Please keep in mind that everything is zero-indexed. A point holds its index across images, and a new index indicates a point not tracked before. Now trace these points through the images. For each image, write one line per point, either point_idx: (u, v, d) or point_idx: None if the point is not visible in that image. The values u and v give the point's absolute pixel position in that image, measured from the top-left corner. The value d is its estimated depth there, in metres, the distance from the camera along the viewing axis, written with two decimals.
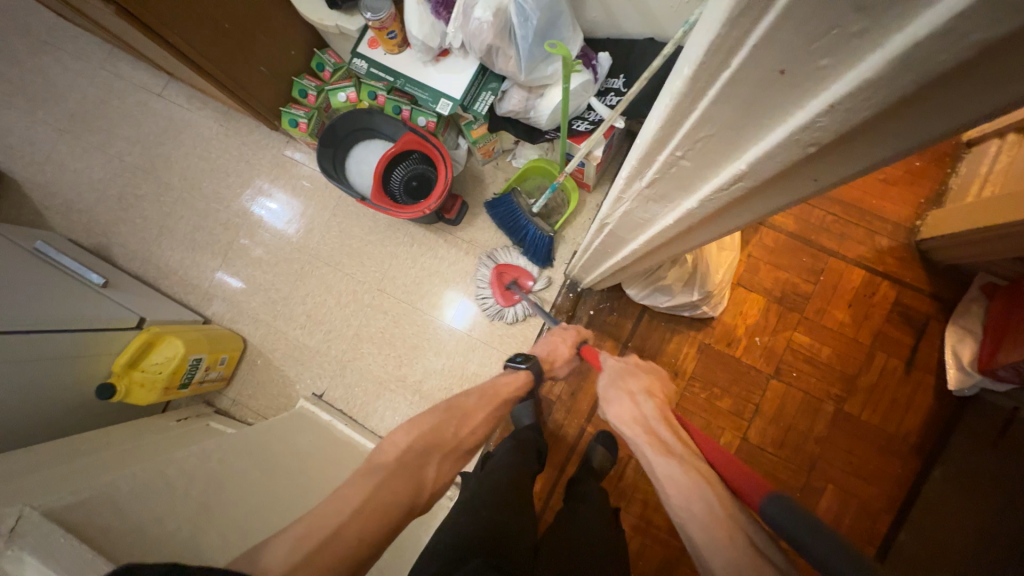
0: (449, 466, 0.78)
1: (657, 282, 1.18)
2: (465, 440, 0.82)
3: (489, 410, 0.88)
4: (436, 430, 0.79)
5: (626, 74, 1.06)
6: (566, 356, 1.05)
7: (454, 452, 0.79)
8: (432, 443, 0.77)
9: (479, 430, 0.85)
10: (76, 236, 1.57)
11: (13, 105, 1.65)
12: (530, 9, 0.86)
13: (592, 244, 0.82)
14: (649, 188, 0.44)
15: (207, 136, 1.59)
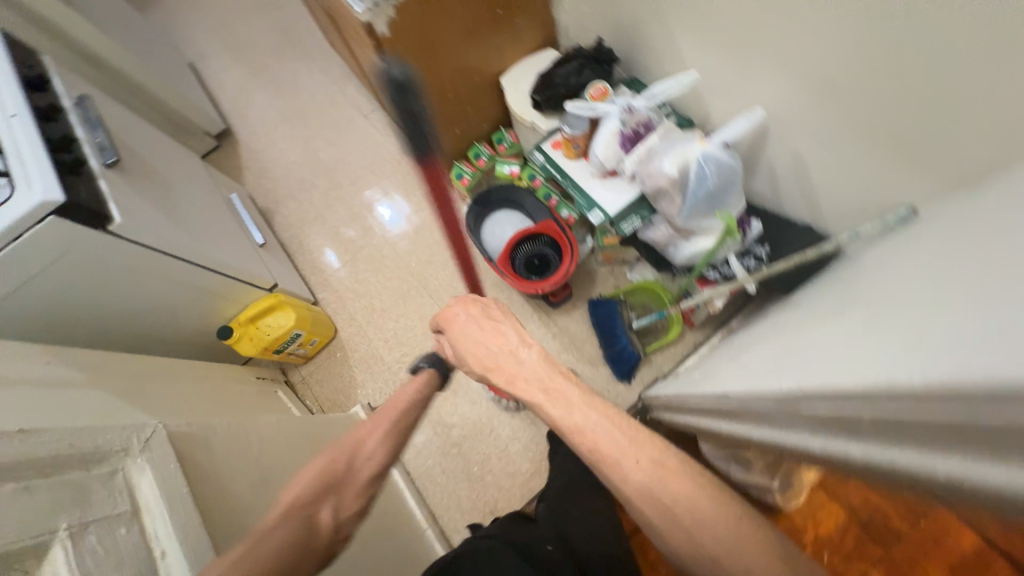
0: (352, 501, 0.73)
1: (737, 452, 1.13)
2: (361, 473, 0.75)
3: (384, 428, 0.80)
4: (319, 475, 0.72)
5: (772, 245, 1.10)
6: None
7: (353, 486, 0.74)
8: (323, 483, 0.72)
9: (379, 454, 0.77)
10: (256, 195, 1.91)
11: (265, 89, 2.12)
12: (709, 175, 0.96)
13: (696, 398, 0.86)
14: (819, 415, 0.51)
15: (384, 159, 1.88)
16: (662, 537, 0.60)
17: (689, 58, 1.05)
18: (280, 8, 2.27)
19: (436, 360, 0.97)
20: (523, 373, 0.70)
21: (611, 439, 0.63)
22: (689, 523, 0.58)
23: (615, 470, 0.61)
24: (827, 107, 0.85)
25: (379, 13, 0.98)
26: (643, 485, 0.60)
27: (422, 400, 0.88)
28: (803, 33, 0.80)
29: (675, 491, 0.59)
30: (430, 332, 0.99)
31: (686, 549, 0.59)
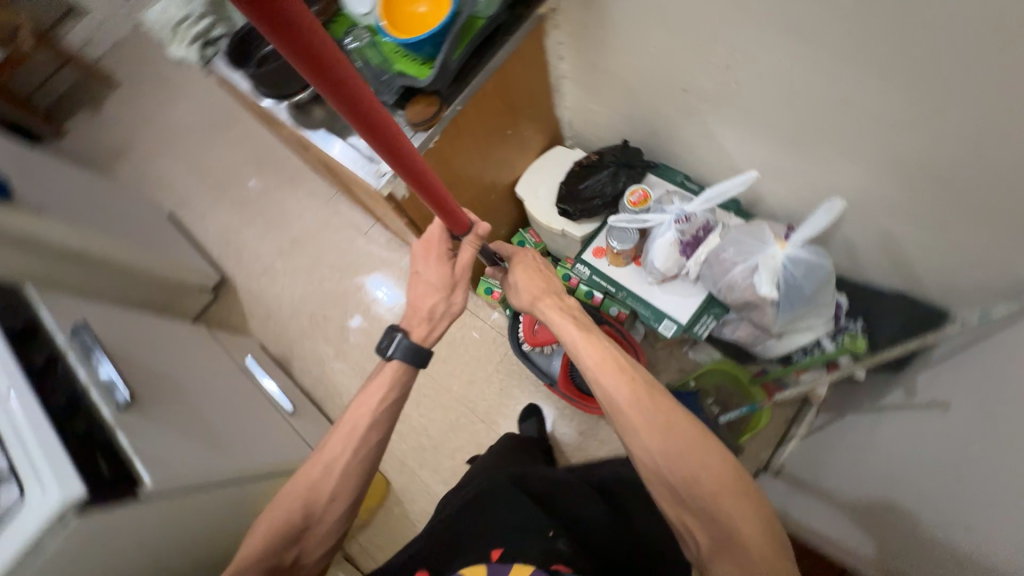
0: (316, 547, 0.78)
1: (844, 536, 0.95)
2: (325, 515, 0.77)
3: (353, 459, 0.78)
4: (280, 522, 0.76)
5: (868, 319, 0.98)
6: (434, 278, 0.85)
7: (319, 528, 0.77)
8: (287, 540, 0.74)
9: (346, 483, 0.78)
10: (267, 343, 1.78)
11: (253, 225, 2.01)
12: (801, 279, 0.85)
13: None
14: None
15: (397, 276, 1.77)
16: (634, 434, 0.70)
17: (735, 149, 0.95)
18: (251, 137, 2.17)
19: (404, 343, 0.83)
20: (557, 309, 0.83)
21: (612, 362, 0.76)
22: (668, 427, 0.69)
23: (612, 376, 0.74)
24: (929, 195, 0.75)
25: (399, 183, 0.89)
26: (632, 396, 0.72)
27: (388, 416, 0.82)
28: (890, 130, 0.71)
29: (659, 407, 0.71)
30: (421, 287, 0.85)
31: (657, 452, 0.67)
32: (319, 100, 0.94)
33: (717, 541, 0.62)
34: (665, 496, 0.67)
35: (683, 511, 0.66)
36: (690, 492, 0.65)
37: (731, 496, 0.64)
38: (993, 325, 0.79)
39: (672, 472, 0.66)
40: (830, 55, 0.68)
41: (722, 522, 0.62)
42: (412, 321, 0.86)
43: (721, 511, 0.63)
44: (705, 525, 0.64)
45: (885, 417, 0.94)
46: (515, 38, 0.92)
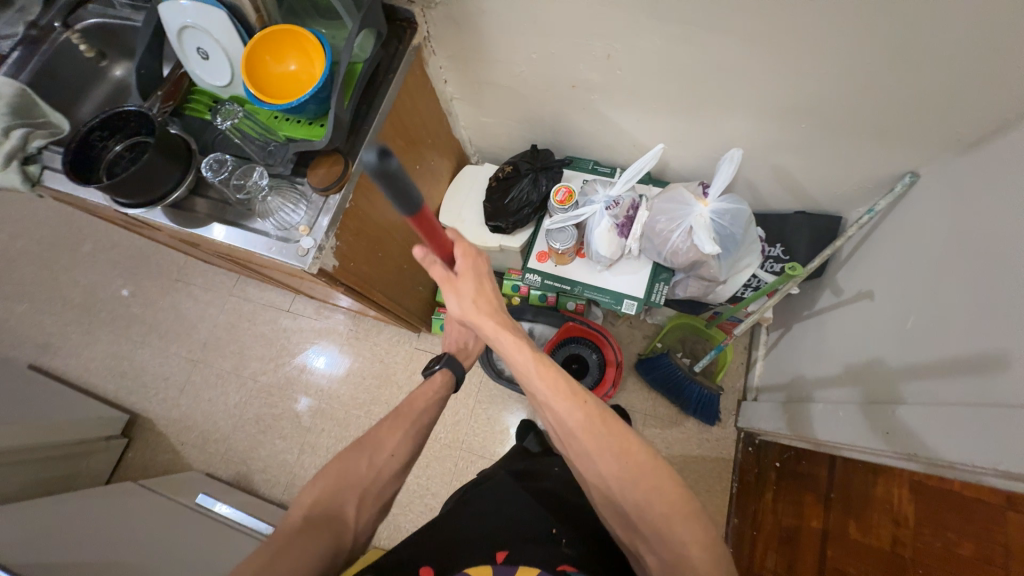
0: (372, 508, 0.67)
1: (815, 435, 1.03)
2: (383, 471, 0.70)
3: (410, 424, 0.75)
4: (341, 471, 0.67)
5: (784, 243, 1.10)
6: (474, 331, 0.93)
7: (375, 485, 0.68)
8: (345, 489, 0.66)
9: (402, 449, 0.72)
10: (215, 468, 1.54)
11: (148, 344, 1.72)
12: (728, 226, 0.93)
13: None
14: None
15: (340, 342, 1.63)
16: (588, 461, 0.67)
17: (634, 128, 1.01)
18: (109, 247, 1.85)
19: (454, 364, 0.85)
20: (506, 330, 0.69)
21: (564, 387, 0.68)
22: (621, 452, 0.66)
23: (564, 404, 0.67)
24: (804, 126, 0.86)
25: (326, 254, 0.80)
26: (585, 422, 0.66)
27: (437, 404, 0.80)
28: (760, 79, 0.79)
29: (611, 433, 0.67)
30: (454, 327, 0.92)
31: (609, 477, 0.66)
32: (201, 192, 0.83)
33: (667, 564, 0.63)
34: (618, 519, 0.69)
35: (637, 534, 0.67)
36: (642, 520, 0.64)
37: (684, 523, 0.63)
38: (876, 215, 0.95)
39: (625, 499, 0.66)
40: (697, 29, 0.74)
41: (671, 548, 0.63)
42: (449, 348, 0.91)
43: (672, 540, 0.63)
44: (656, 549, 0.64)
45: (825, 317, 1.08)
46: (398, 73, 0.88)
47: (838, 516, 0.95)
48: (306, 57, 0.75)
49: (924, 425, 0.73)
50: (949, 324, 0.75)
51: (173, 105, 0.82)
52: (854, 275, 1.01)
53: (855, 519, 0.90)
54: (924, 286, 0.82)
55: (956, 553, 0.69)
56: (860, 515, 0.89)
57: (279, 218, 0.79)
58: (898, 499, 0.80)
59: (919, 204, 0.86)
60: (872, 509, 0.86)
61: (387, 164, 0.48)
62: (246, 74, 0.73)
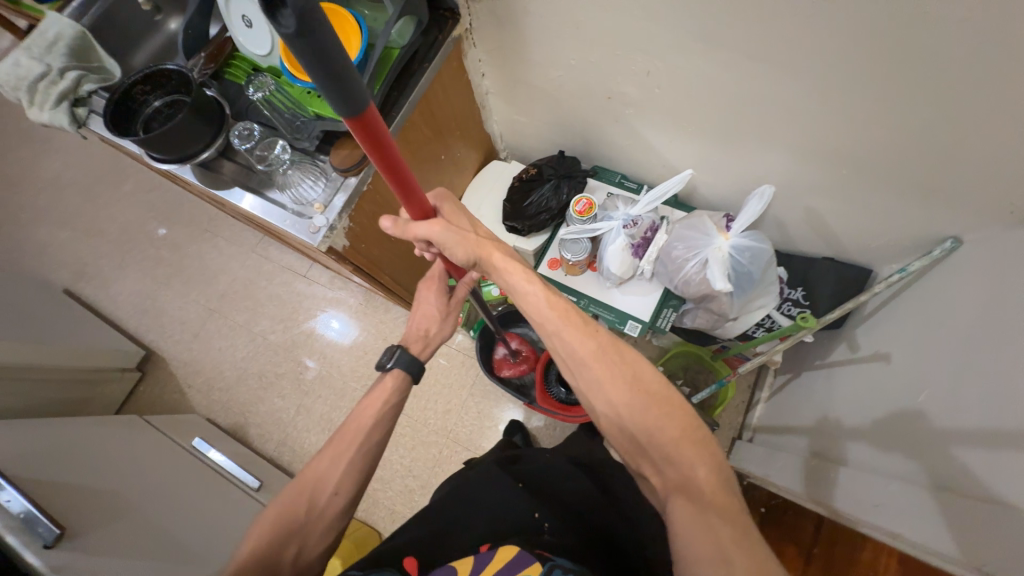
0: (315, 544, 0.71)
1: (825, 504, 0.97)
2: (327, 509, 0.72)
3: (354, 455, 0.76)
4: (283, 515, 0.71)
5: (806, 287, 1.05)
6: (436, 314, 0.91)
7: (319, 524, 0.72)
8: (286, 530, 0.70)
9: (345, 485, 0.74)
10: (215, 415, 1.61)
11: (171, 286, 1.80)
12: (747, 264, 0.90)
13: None
14: None
15: (348, 314, 1.67)
16: (595, 384, 0.65)
17: (666, 148, 0.98)
18: (149, 190, 1.93)
19: (405, 358, 0.84)
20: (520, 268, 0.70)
21: (574, 316, 0.68)
22: (629, 378, 0.64)
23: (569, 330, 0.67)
24: (844, 172, 0.81)
25: (336, 234, 0.82)
26: (596, 348, 0.66)
27: (388, 418, 0.80)
28: (801, 117, 0.75)
29: (623, 359, 0.66)
30: (422, 313, 0.92)
31: (615, 400, 0.64)
32: (229, 156, 0.85)
33: (675, 487, 0.60)
34: (622, 439, 0.65)
35: (640, 456, 0.64)
36: (648, 438, 0.62)
37: (688, 444, 0.61)
38: (908, 276, 0.90)
39: (632, 421, 0.63)
40: (744, 58, 0.70)
41: (676, 469, 0.61)
42: (410, 339, 0.89)
43: (678, 458, 0.60)
44: (659, 469, 0.62)
45: (836, 371, 1.03)
46: (434, 63, 0.87)
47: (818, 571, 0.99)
48: (344, 38, 0.75)
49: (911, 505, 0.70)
50: (962, 404, 0.70)
51: (214, 68, 0.84)
52: (874, 333, 0.96)
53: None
54: (944, 360, 0.77)
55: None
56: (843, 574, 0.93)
57: (298, 191, 0.81)
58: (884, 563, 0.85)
59: (957, 272, 0.80)
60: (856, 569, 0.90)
61: (297, 10, 0.31)
62: (282, 49, 0.73)
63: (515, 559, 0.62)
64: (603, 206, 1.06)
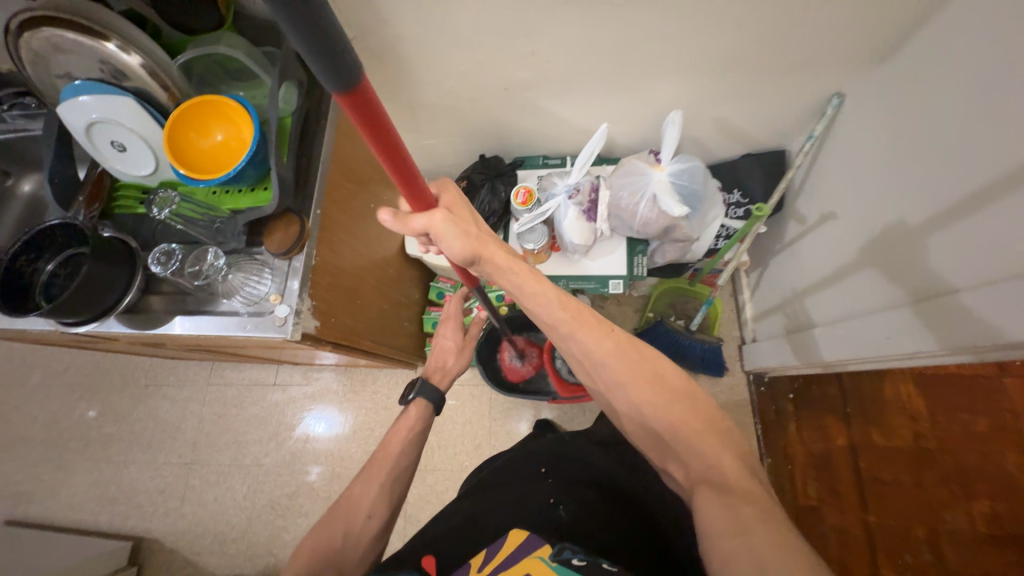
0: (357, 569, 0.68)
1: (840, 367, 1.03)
2: (363, 534, 0.71)
3: (382, 479, 0.76)
4: (322, 543, 0.69)
5: (741, 187, 1.14)
6: (452, 349, 0.98)
7: (357, 551, 0.69)
8: (325, 560, 0.66)
9: (378, 507, 0.73)
10: (241, 568, 1.45)
11: (132, 459, 1.60)
12: (687, 185, 0.96)
13: None
14: None
15: (338, 400, 1.57)
16: (613, 383, 0.67)
17: (574, 114, 1.03)
18: (63, 371, 1.71)
19: (426, 389, 0.89)
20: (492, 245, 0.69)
21: (588, 315, 0.68)
22: (653, 379, 0.65)
23: (590, 328, 0.67)
24: (732, 74, 0.89)
25: (306, 317, 0.77)
26: (613, 348, 0.67)
27: (415, 442, 0.83)
28: (678, 43, 0.82)
29: (643, 358, 0.67)
30: (440, 345, 0.99)
31: (639, 403, 0.65)
32: (153, 289, 0.78)
33: (698, 478, 0.59)
34: (644, 438, 0.67)
35: (665, 453, 0.65)
36: (673, 438, 0.62)
37: (716, 436, 0.61)
38: (817, 140, 1.00)
39: (655, 419, 0.64)
40: (615, 7, 0.75)
41: (698, 459, 0.60)
42: (431, 372, 0.96)
43: (701, 452, 0.60)
44: (682, 462, 0.62)
45: (796, 247, 1.12)
46: (331, 116, 0.85)
47: (860, 428, 1.00)
48: (232, 124, 0.71)
49: (910, 324, 0.76)
50: (911, 223, 0.79)
51: (100, 207, 0.77)
52: (813, 200, 1.05)
53: (878, 427, 0.95)
54: (878, 192, 0.86)
55: (976, 431, 0.74)
56: (881, 423, 0.94)
57: (246, 293, 0.75)
58: (907, 397, 0.87)
59: (853, 120, 0.91)
60: (890, 414, 0.92)
61: None
62: (171, 157, 0.69)
63: (527, 542, 0.60)
64: (541, 189, 1.08)
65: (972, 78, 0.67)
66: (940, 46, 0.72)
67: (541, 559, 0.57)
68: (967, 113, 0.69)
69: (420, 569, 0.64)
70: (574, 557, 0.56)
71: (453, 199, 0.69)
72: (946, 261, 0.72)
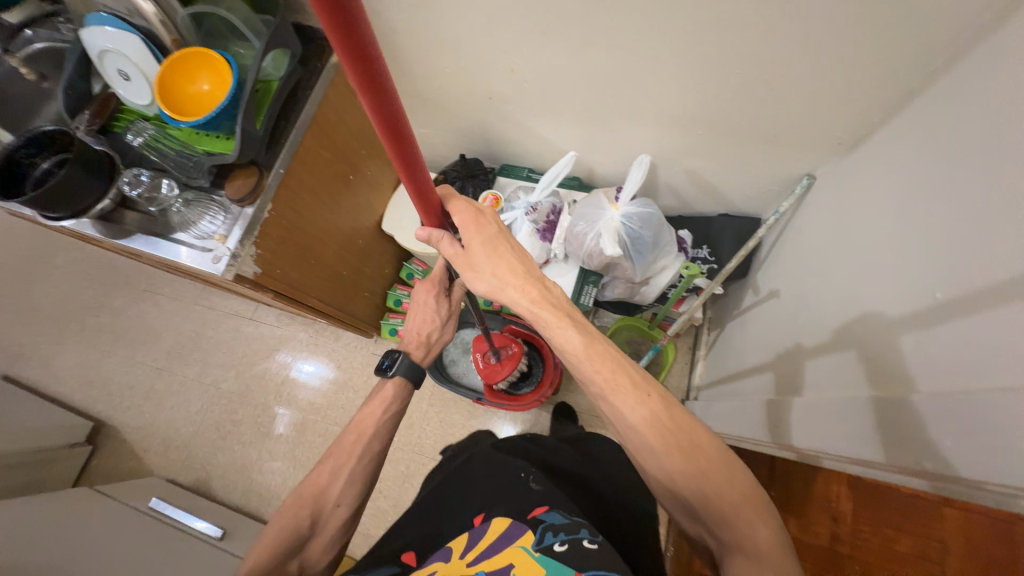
0: (324, 552, 0.72)
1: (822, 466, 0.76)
2: (332, 522, 0.72)
3: (356, 463, 0.74)
4: (289, 528, 0.69)
5: (710, 243, 1.14)
6: (435, 321, 0.88)
7: (326, 536, 0.71)
8: (293, 543, 0.69)
9: (348, 493, 0.73)
10: (175, 474, 1.57)
11: (115, 352, 1.76)
12: (638, 229, 0.96)
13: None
14: None
15: (300, 348, 1.67)
16: (649, 456, 0.61)
17: (553, 135, 1.06)
18: (81, 259, 1.90)
19: (406, 364, 0.82)
20: (515, 275, 0.64)
21: (625, 376, 0.62)
22: (686, 449, 0.60)
23: (625, 394, 0.62)
24: (701, 131, 0.89)
25: (243, 261, 0.85)
26: (649, 417, 0.61)
27: (390, 421, 0.80)
28: (645, 90, 0.84)
29: (680, 427, 0.61)
30: (419, 315, 0.88)
31: (675, 475, 0.60)
32: (128, 206, 0.88)
33: (730, 548, 0.56)
34: (676, 508, 0.63)
35: (693, 521, 0.61)
36: (706, 509, 0.58)
37: (757, 514, 0.56)
38: (783, 215, 0.99)
39: (690, 491, 0.59)
40: (584, 45, 0.78)
41: (734, 533, 0.56)
42: (411, 346, 0.87)
43: (742, 528, 0.55)
44: (712, 532, 0.58)
45: (747, 316, 1.10)
46: (317, 89, 0.92)
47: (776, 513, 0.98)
48: (217, 77, 0.79)
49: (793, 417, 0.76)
50: (828, 319, 0.77)
51: (100, 123, 0.87)
52: (769, 273, 1.03)
53: (795, 518, 0.92)
54: (814, 281, 0.85)
55: None
56: (799, 512, 0.92)
57: (198, 227, 0.84)
58: None
59: (815, 203, 0.89)
60: (812, 507, 0.89)
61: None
62: (158, 94, 0.77)
63: (511, 527, 0.62)
64: (508, 200, 1.14)
65: (904, 189, 0.66)
66: (890, 150, 0.71)
67: (523, 550, 0.59)
68: (892, 223, 0.67)
69: (400, 564, 0.63)
70: (555, 544, 0.58)
71: (474, 214, 0.65)
72: (841, 366, 0.70)
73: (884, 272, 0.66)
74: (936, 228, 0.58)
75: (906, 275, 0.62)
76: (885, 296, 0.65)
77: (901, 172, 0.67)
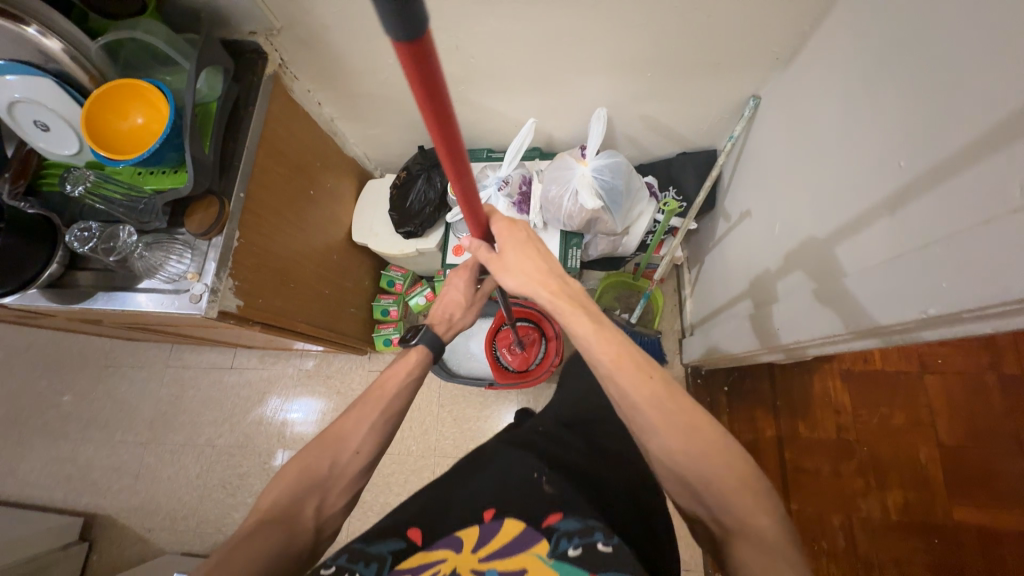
0: (336, 499, 0.66)
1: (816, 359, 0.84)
2: (348, 468, 0.67)
3: (378, 413, 0.71)
4: (305, 470, 0.64)
5: (675, 184, 1.18)
6: (462, 303, 0.90)
7: (340, 484, 0.66)
8: (308, 484, 0.64)
9: (368, 443, 0.69)
10: (190, 545, 1.48)
11: (88, 438, 1.62)
12: (611, 179, 0.99)
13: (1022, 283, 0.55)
14: None
15: (292, 384, 1.60)
16: (652, 434, 0.63)
17: (507, 108, 1.06)
18: (24, 350, 1.73)
19: (429, 336, 0.81)
20: (537, 269, 0.70)
21: (632, 361, 0.65)
22: (688, 432, 0.62)
23: (630, 377, 0.64)
24: (649, 74, 0.93)
25: (223, 295, 0.80)
26: (651, 397, 0.64)
27: (411, 387, 0.76)
28: (590, 40, 0.85)
29: (682, 411, 0.63)
30: (447, 296, 0.90)
31: (675, 455, 0.62)
32: (80, 266, 0.81)
33: (732, 530, 0.58)
34: (677, 490, 0.65)
35: (695, 502, 0.63)
36: (706, 491, 0.60)
37: (755, 500, 0.59)
38: (738, 140, 1.05)
39: (694, 473, 0.61)
40: (525, 6, 0.78)
41: (736, 516, 0.59)
42: (435, 321, 0.87)
43: (737, 506, 0.58)
44: (715, 513, 0.60)
45: (723, 243, 1.16)
46: (259, 104, 0.88)
47: (787, 423, 1.03)
48: (152, 108, 0.74)
49: (792, 317, 0.81)
50: (801, 221, 0.83)
51: (25, 184, 0.80)
52: (736, 198, 1.09)
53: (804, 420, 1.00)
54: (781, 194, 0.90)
55: None
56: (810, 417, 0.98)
57: (165, 270, 0.79)
58: None
59: (764, 122, 0.95)
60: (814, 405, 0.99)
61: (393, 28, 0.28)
62: (88, 136, 0.71)
63: (525, 534, 0.61)
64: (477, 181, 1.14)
65: (846, 84, 0.71)
66: (822, 55, 0.77)
67: (540, 558, 0.58)
68: (838, 118, 0.73)
69: (405, 539, 0.61)
70: (569, 549, 0.59)
71: (508, 222, 0.72)
72: (823, 258, 0.76)
73: (842, 164, 0.72)
74: (881, 109, 0.64)
75: (861, 158, 0.67)
76: (848, 185, 0.70)
77: (839, 70, 0.73)
